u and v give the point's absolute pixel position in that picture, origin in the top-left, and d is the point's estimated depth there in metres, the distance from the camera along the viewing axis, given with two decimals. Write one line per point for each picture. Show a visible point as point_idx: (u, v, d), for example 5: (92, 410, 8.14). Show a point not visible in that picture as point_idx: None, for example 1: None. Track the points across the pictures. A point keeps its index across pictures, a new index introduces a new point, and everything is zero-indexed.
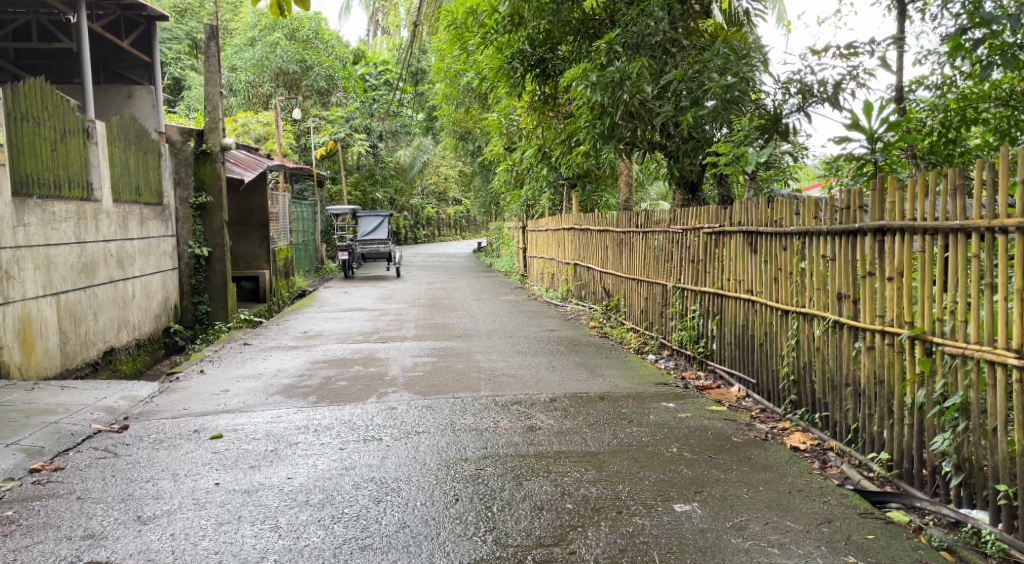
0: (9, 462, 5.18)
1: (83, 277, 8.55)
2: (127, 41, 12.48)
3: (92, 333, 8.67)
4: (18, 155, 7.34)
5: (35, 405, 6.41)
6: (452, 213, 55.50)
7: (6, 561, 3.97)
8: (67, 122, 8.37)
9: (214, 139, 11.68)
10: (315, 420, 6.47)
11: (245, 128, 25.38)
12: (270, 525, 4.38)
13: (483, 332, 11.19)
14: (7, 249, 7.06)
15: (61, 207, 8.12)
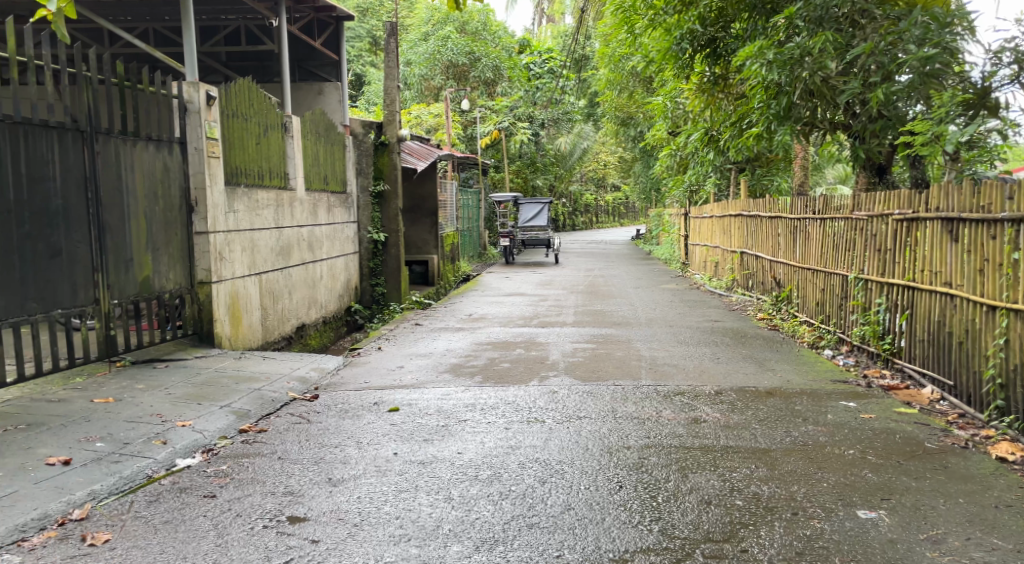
0: (222, 422, 5.64)
1: (281, 258, 9.19)
2: (319, 41, 13.21)
3: (287, 310, 9.30)
4: (230, 149, 7.98)
5: (242, 372, 6.95)
6: (610, 200, 55.14)
7: (222, 510, 4.31)
8: (269, 117, 8.99)
9: (392, 131, 12.19)
10: (482, 399, 6.61)
11: (417, 120, 26.44)
12: (443, 496, 4.50)
13: (644, 321, 11.01)
14: (221, 233, 7.75)
15: (263, 196, 8.71)
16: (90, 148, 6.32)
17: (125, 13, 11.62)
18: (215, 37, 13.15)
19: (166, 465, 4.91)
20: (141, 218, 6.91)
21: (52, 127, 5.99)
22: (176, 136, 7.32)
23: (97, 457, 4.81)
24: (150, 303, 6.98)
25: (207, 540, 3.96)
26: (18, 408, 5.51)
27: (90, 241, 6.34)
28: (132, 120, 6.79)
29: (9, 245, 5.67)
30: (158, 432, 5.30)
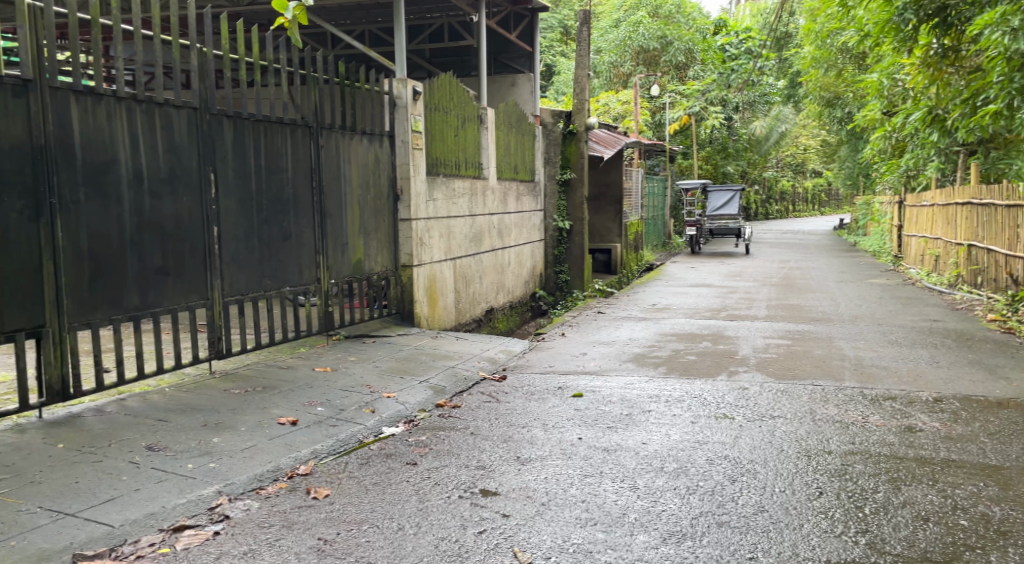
0: (421, 396, 5.99)
1: (474, 244, 9.57)
2: (515, 33, 13.52)
3: (478, 294, 9.68)
4: (432, 141, 8.39)
5: (438, 350, 7.34)
6: (808, 188, 52.26)
7: (423, 478, 4.59)
8: (467, 110, 9.35)
9: (581, 120, 12.28)
10: (668, 390, 6.56)
11: (606, 107, 26.52)
12: (629, 484, 4.54)
13: (848, 318, 10.40)
14: (421, 220, 8.19)
15: (459, 185, 9.08)
16: (316, 143, 6.89)
17: (345, 16, 12.48)
18: (420, 35, 13.82)
19: (375, 432, 5.30)
20: (355, 206, 7.44)
21: (287, 123, 6.59)
22: (387, 130, 7.82)
23: (318, 420, 5.27)
24: (360, 283, 7.52)
25: (410, 504, 4.24)
26: (253, 373, 6.14)
27: (313, 227, 6.91)
28: (350, 116, 7.33)
29: (252, 227, 6.24)
30: (367, 401, 5.72)
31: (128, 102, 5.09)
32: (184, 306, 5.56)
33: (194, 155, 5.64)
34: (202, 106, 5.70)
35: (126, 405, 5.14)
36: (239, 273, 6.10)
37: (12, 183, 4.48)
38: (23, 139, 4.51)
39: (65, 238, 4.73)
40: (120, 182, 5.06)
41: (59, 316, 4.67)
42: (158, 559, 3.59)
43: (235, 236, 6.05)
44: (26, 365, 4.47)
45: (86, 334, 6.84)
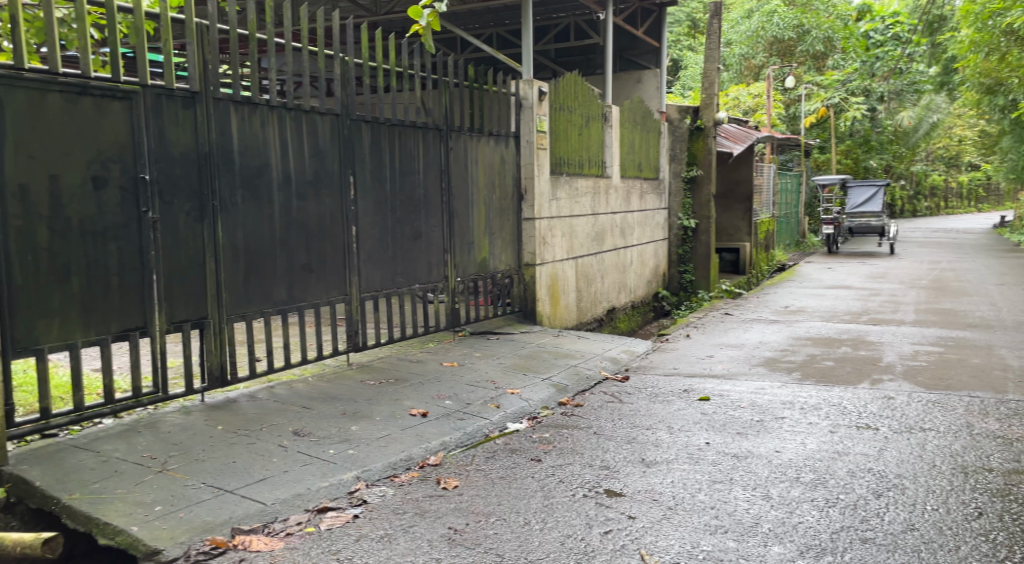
0: (545, 393, 6.12)
1: (596, 243, 9.64)
2: (642, 29, 13.44)
3: (600, 293, 9.73)
4: (556, 141, 8.51)
5: (561, 349, 7.45)
6: (963, 182, 48.97)
7: (548, 475, 4.71)
8: (591, 109, 9.42)
9: (708, 115, 12.07)
10: (802, 397, 6.41)
11: (735, 101, 26.11)
12: (761, 493, 4.49)
13: (1009, 324, 9.76)
14: (544, 219, 8.32)
15: (583, 184, 9.16)
16: (446, 145, 7.13)
17: (473, 20, 12.79)
18: (547, 35, 13.97)
19: (499, 427, 5.47)
20: (481, 206, 7.64)
21: (419, 127, 6.85)
22: (513, 131, 8.00)
23: (446, 413, 5.49)
24: (485, 281, 7.73)
25: (536, 500, 4.37)
26: (385, 365, 6.44)
27: (442, 226, 7.15)
28: (478, 118, 7.55)
29: (388, 226, 6.52)
30: (492, 396, 5.90)
31: (278, 110, 5.43)
32: (325, 301, 5.88)
33: (336, 159, 5.95)
34: (343, 113, 6.01)
35: (274, 392, 5.52)
36: (375, 270, 6.38)
37: (181, 186, 4.79)
38: (190, 146, 4.84)
39: (223, 236, 5.05)
40: (270, 185, 5.39)
41: (219, 309, 5.02)
42: (305, 537, 3.86)
43: (371, 234, 6.34)
44: (191, 353, 4.85)
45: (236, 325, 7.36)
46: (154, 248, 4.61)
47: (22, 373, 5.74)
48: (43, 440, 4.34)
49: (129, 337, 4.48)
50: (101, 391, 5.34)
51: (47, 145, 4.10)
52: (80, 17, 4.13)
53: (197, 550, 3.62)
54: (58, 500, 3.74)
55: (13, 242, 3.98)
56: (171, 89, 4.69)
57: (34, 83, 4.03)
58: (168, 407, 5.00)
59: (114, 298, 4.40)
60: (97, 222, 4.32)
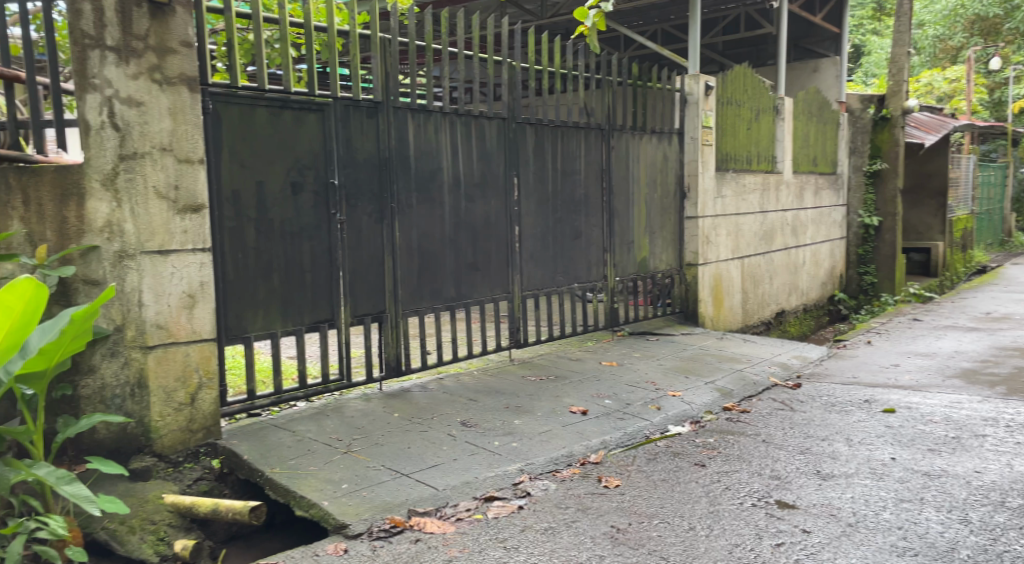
0: (708, 397, 6.07)
1: (765, 243, 9.38)
2: (820, 16, 12.84)
3: (768, 295, 9.49)
4: (722, 136, 8.37)
5: (725, 352, 7.35)
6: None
7: (715, 481, 4.70)
8: (762, 101, 9.18)
9: (895, 103, 11.35)
10: (1006, 414, 5.98)
11: (928, 88, 24.05)
12: (958, 516, 4.26)
13: None
14: (708, 217, 8.21)
15: (751, 180, 8.95)
16: (608, 143, 7.21)
17: (638, 17, 12.75)
18: (717, 27, 13.67)
19: (661, 429, 5.50)
20: (643, 205, 7.66)
21: (582, 127, 6.97)
22: (677, 128, 8.00)
23: (606, 412, 5.59)
24: (645, 281, 7.76)
25: (702, 505, 4.38)
26: (546, 362, 6.63)
27: (603, 225, 7.23)
28: (641, 116, 7.57)
29: (550, 226, 6.68)
30: (652, 398, 5.93)
31: (450, 116, 5.72)
32: (490, 298, 6.12)
33: (502, 161, 6.18)
34: (510, 116, 6.22)
35: (443, 383, 5.84)
36: (537, 268, 6.56)
37: (365, 189, 5.16)
38: (373, 152, 5.20)
39: (400, 236, 5.40)
40: (442, 187, 5.69)
41: (395, 304, 5.36)
42: (474, 523, 4.08)
43: (534, 234, 6.52)
44: (371, 344, 5.22)
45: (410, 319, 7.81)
46: (340, 248, 5.00)
47: (229, 359, 6.39)
48: (249, 418, 4.83)
49: (319, 329, 4.88)
50: (295, 377, 5.85)
51: (254, 153, 4.55)
52: (284, 37, 4.48)
53: (378, 527, 3.92)
54: (262, 473, 4.17)
55: (227, 241, 4.46)
56: (358, 100, 5.07)
57: (246, 98, 4.49)
58: (352, 394, 5.41)
59: (307, 293, 4.82)
60: (294, 223, 4.75)
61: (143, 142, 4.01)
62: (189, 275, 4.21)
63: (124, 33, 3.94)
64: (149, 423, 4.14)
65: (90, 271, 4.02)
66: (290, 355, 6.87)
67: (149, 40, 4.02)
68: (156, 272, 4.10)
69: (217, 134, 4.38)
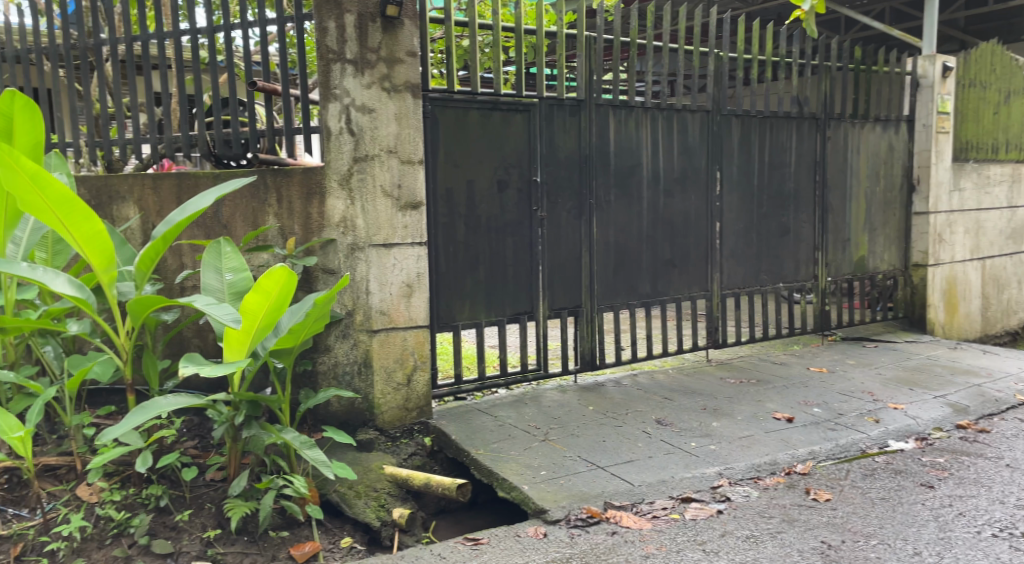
0: (937, 413, 5.61)
1: (1014, 243, 8.46)
2: None
3: (1015, 301, 8.56)
4: (963, 122, 7.64)
5: (958, 363, 6.73)
6: None
7: (946, 504, 4.37)
8: (1015, 82, 8.28)
9: None
10: None
11: None
12: None
13: None
14: (942, 213, 7.54)
15: (996, 171, 8.11)
16: (823, 134, 6.81)
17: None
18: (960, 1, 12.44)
19: (879, 443, 5.14)
20: (861, 199, 7.19)
21: (794, 117, 6.64)
22: (906, 114, 7.43)
23: (815, 421, 5.34)
24: (863, 282, 7.28)
25: (929, 529, 4.10)
26: (748, 364, 6.44)
27: (814, 222, 6.86)
28: (863, 103, 7.10)
29: (753, 222, 6.45)
30: (870, 409, 5.58)
31: (652, 111, 5.71)
32: (688, 295, 6.05)
33: (704, 155, 6.06)
34: (714, 108, 6.08)
35: (637, 380, 5.86)
36: (738, 266, 6.37)
37: (565, 186, 5.30)
38: (574, 149, 5.33)
39: (598, 231, 5.49)
40: (641, 183, 5.70)
41: (591, 298, 5.46)
42: (671, 522, 4.09)
43: (736, 230, 6.33)
44: (567, 338, 5.35)
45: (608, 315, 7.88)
46: (541, 243, 5.18)
47: (437, 345, 6.79)
48: (456, 401, 5.14)
49: (519, 320, 5.10)
50: (497, 364, 6.12)
51: (465, 154, 4.84)
52: (495, 42, 4.67)
53: (575, 516, 4.04)
54: (468, 454, 4.44)
55: (440, 235, 4.78)
56: (561, 99, 5.21)
57: (460, 101, 4.78)
58: (549, 384, 5.59)
59: (509, 285, 5.05)
60: (499, 219, 4.99)
61: (373, 145, 4.39)
62: (408, 267, 4.55)
63: (361, 47, 4.35)
64: (372, 399, 4.56)
65: (327, 260, 4.48)
66: (493, 344, 7.16)
67: (381, 51, 4.40)
68: (381, 262, 4.46)
69: (434, 135, 4.71)
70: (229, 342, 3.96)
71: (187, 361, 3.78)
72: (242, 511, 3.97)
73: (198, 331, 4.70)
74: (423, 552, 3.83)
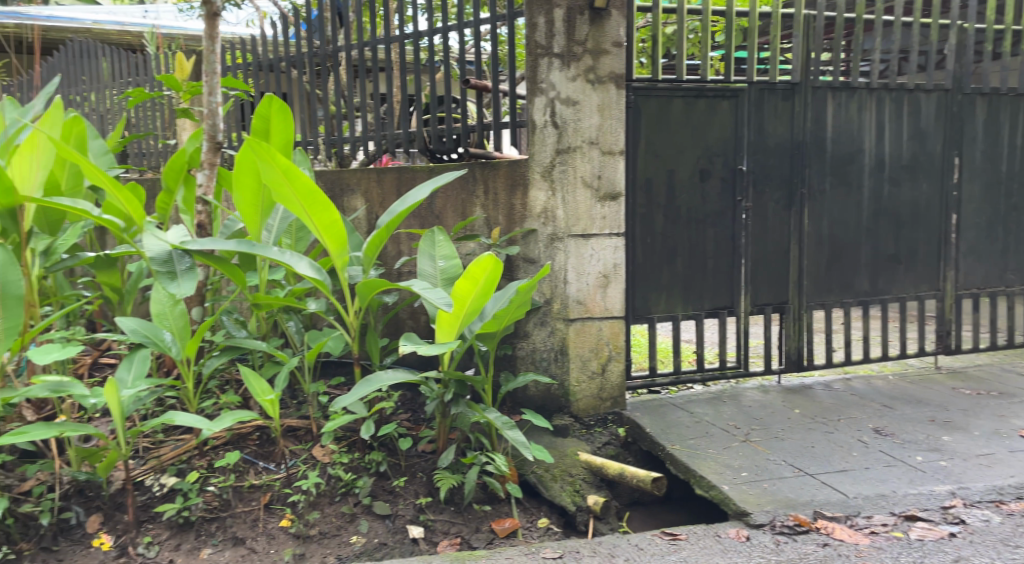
0: None
1: None
2: None
3: None
4: None
5: None
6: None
7: None
8: None
9: None
10: None
11: None
12: None
13: None
14: None
15: None
16: None
17: None
18: None
19: None
20: None
21: None
22: None
23: None
24: None
25: None
26: (988, 374, 5.72)
27: None
28: None
29: (999, 214, 5.69)
30: None
31: (879, 92, 5.22)
32: (914, 295, 5.48)
33: (940, 139, 5.43)
34: (955, 86, 5.42)
35: (851, 385, 5.42)
36: (978, 264, 5.66)
37: (774, 175, 5.03)
38: (786, 136, 5.03)
39: (810, 224, 5.14)
40: (863, 171, 5.25)
41: (799, 295, 5.14)
42: (892, 541, 3.73)
43: (977, 223, 5.62)
44: (771, 336, 5.10)
45: (822, 314, 7.35)
46: (745, 236, 4.96)
47: (633, 337, 6.71)
48: (650, 394, 5.11)
49: (718, 315, 4.94)
50: (693, 359, 5.95)
51: (668, 143, 4.75)
52: (704, 26, 4.54)
53: (781, 523, 3.84)
54: (664, 447, 4.41)
55: (638, 227, 4.75)
56: (774, 84, 4.94)
57: (664, 91, 4.71)
58: (749, 383, 5.36)
59: (709, 279, 4.91)
60: (700, 210, 4.86)
61: (575, 137, 4.46)
62: (605, 258, 4.58)
63: (568, 40, 4.42)
64: (568, 386, 4.66)
65: (529, 249, 4.65)
66: (690, 340, 6.95)
67: (588, 43, 4.44)
68: (579, 253, 4.54)
69: (636, 125, 4.68)
70: (441, 322, 4.19)
71: (404, 340, 4.06)
72: (450, 482, 4.25)
73: (412, 313, 5.09)
74: (620, 541, 3.85)
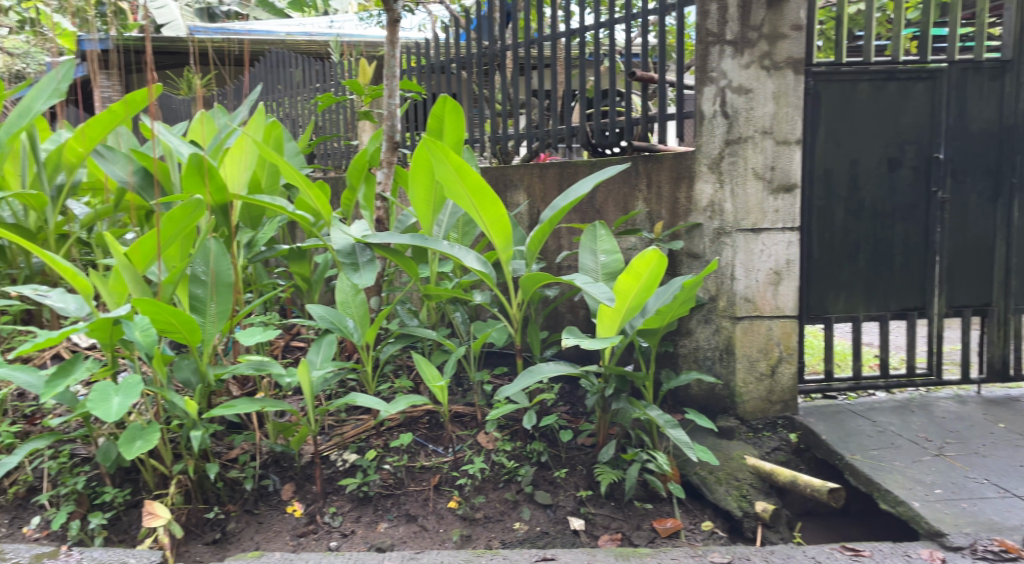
0: None
1: None
2: None
3: None
4: None
5: None
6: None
7: None
8: None
9: None
10: None
11: None
12: None
13: None
14: None
15: None
16: None
17: None
18: None
19: None
20: None
21: None
22: None
23: None
24: None
25: None
26: None
27: None
28: None
29: None
30: None
31: None
32: None
33: None
34: None
35: None
36: None
37: (979, 163, 4.54)
38: (994, 119, 4.53)
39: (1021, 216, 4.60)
40: None
41: (1005, 296, 4.66)
42: None
43: None
44: (969, 341, 4.64)
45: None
46: (942, 231, 4.53)
47: (806, 338, 6.33)
48: (825, 399, 4.79)
49: (907, 317, 4.58)
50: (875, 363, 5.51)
51: (852, 131, 4.44)
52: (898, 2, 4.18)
53: (984, 548, 3.47)
54: (842, 457, 4.13)
55: (816, 220, 4.47)
56: (980, 62, 4.46)
57: (848, 74, 4.41)
58: (943, 392, 4.89)
59: (897, 277, 4.55)
60: (888, 202, 4.50)
61: (747, 127, 4.29)
62: (777, 253, 4.39)
63: (742, 26, 4.24)
64: (734, 387, 4.51)
65: (693, 244, 4.52)
66: (872, 344, 6.45)
67: (764, 28, 4.24)
68: (748, 248, 4.37)
69: (816, 111, 4.40)
70: (602, 316, 4.17)
71: (567, 333, 4.07)
72: (611, 477, 4.23)
73: (571, 307, 5.15)
74: (795, 551, 3.64)
